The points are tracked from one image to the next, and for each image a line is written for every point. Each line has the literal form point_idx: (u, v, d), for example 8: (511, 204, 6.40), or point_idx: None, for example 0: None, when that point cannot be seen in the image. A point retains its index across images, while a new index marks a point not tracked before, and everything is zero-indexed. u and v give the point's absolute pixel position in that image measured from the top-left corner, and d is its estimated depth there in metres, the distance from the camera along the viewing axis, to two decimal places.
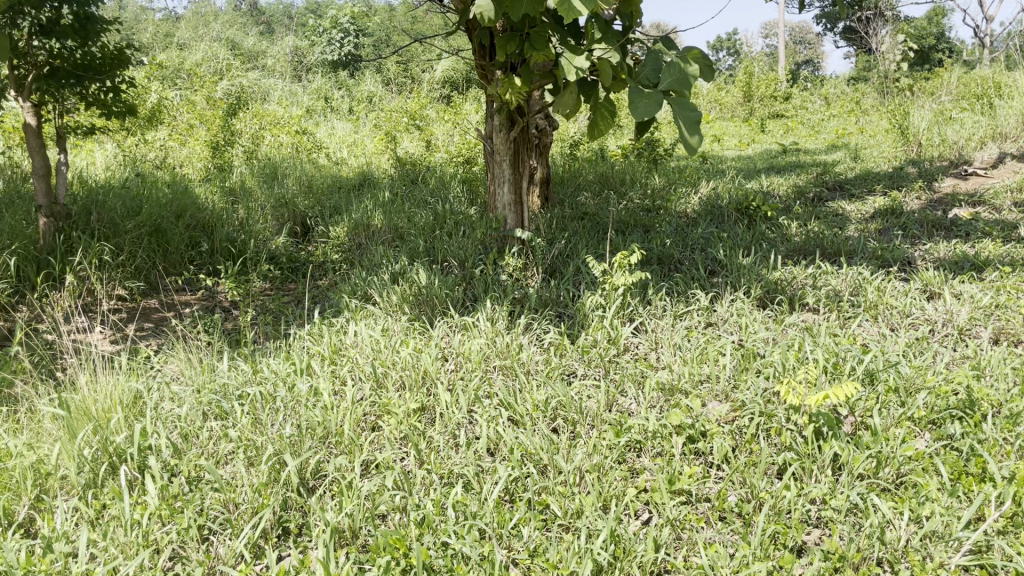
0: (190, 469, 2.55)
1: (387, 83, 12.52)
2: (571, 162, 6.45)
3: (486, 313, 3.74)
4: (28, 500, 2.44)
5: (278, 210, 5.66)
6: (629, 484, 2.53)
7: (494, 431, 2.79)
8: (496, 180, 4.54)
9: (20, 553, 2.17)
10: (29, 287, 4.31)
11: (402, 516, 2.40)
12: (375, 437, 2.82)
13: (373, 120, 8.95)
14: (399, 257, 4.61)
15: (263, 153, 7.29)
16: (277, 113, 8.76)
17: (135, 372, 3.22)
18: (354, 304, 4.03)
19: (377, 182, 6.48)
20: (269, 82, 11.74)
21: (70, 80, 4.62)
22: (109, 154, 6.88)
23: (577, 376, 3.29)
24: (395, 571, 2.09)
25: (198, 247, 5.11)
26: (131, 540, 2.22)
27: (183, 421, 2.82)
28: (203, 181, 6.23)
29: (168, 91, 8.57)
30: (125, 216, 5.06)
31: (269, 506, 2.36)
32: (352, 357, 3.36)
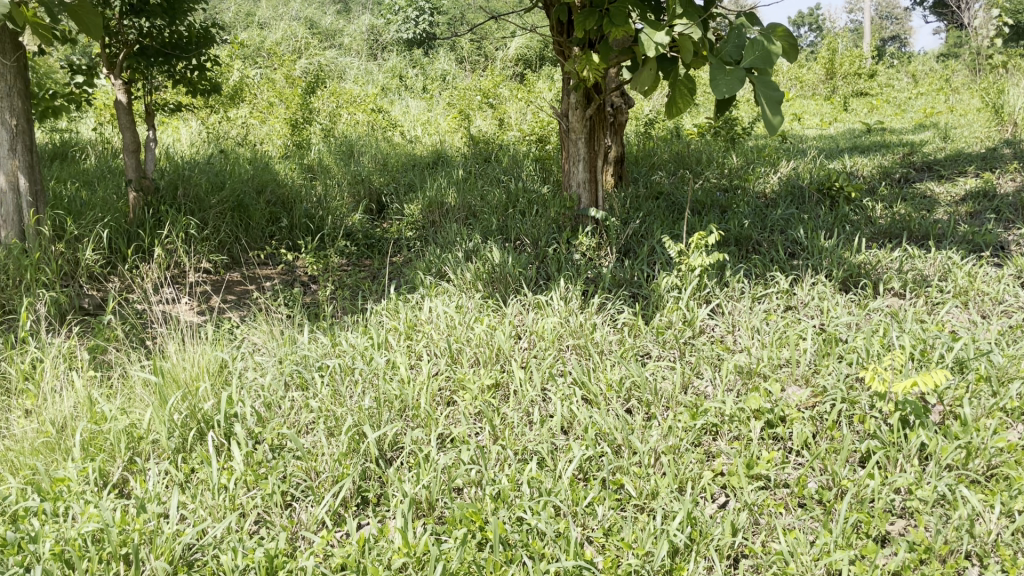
0: (273, 438, 2.64)
1: (461, 61, 12.54)
2: (647, 141, 6.36)
3: (560, 293, 3.72)
4: (122, 462, 2.55)
5: (354, 186, 5.75)
6: (705, 467, 2.50)
7: (568, 409, 2.79)
8: (571, 158, 4.52)
9: (116, 512, 2.27)
10: (120, 258, 4.49)
11: (477, 490, 2.43)
12: (450, 412, 2.86)
13: (447, 99, 8.97)
14: (473, 235, 4.64)
15: (340, 132, 7.40)
16: (354, 91, 8.89)
17: (221, 342, 3.33)
18: (429, 281, 4.06)
19: (451, 160, 6.52)
20: (346, 61, 11.89)
21: (159, 58, 4.79)
22: (194, 131, 7.11)
23: (652, 357, 3.25)
24: (472, 544, 2.12)
25: (278, 223, 5.24)
26: (219, 504, 2.31)
27: (267, 391, 2.91)
28: (282, 158, 6.36)
29: (250, 69, 8.78)
30: (209, 190, 5.24)
31: (349, 476, 2.41)
32: (427, 332, 3.40)
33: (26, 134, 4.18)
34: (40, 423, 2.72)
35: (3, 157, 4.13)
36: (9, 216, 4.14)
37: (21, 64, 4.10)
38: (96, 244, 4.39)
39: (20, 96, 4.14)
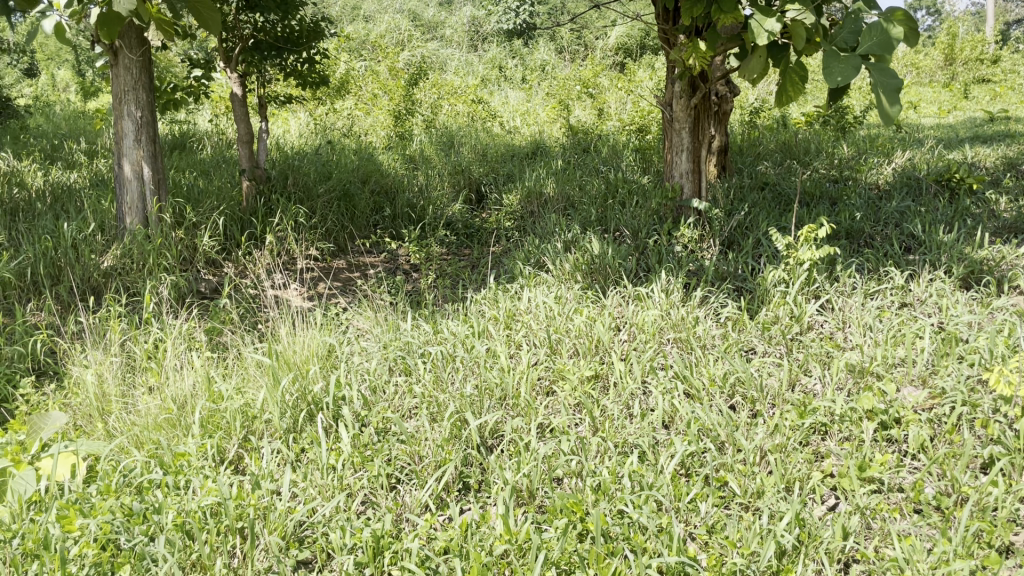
0: (379, 422, 2.72)
1: (562, 51, 12.54)
2: (751, 131, 6.20)
3: (661, 285, 3.67)
4: (238, 439, 2.67)
5: (454, 176, 5.83)
6: (814, 467, 2.43)
7: (669, 403, 2.76)
8: (674, 148, 4.46)
9: (233, 487, 2.38)
10: (234, 244, 4.69)
11: (578, 481, 2.42)
12: (550, 402, 2.87)
13: (546, 89, 8.96)
14: (572, 226, 4.62)
15: (440, 122, 7.49)
16: (455, 82, 9.00)
17: (328, 327, 3.45)
18: (528, 271, 4.07)
19: (550, 150, 6.52)
20: (447, 52, 12.02)
21: (271, 52, 4.97)
22: (302, 122, 7.35)
23: (756, 352, 3.17)
24: (573, 534, 2.12)
25: (381, 212, 5.39)
26: (328, 483, 2.39)
27: (372, 375, 2.99)
28: (386, 149, 6.50)
29: (355, 62, 9.00)
30: (317, 180, 5.43)
31: (452, 461, 2.46)
32: (526, 322, 3.42)
33: (150, 125, 4.41)
34: (163, 399, 2.87)
35: (130, 147, 4.38)
36: (134, 203, 4.42)
37: (145, 59, 4.35)
38: (213, 231, 4.61)
39: (145, 88, 4.37)
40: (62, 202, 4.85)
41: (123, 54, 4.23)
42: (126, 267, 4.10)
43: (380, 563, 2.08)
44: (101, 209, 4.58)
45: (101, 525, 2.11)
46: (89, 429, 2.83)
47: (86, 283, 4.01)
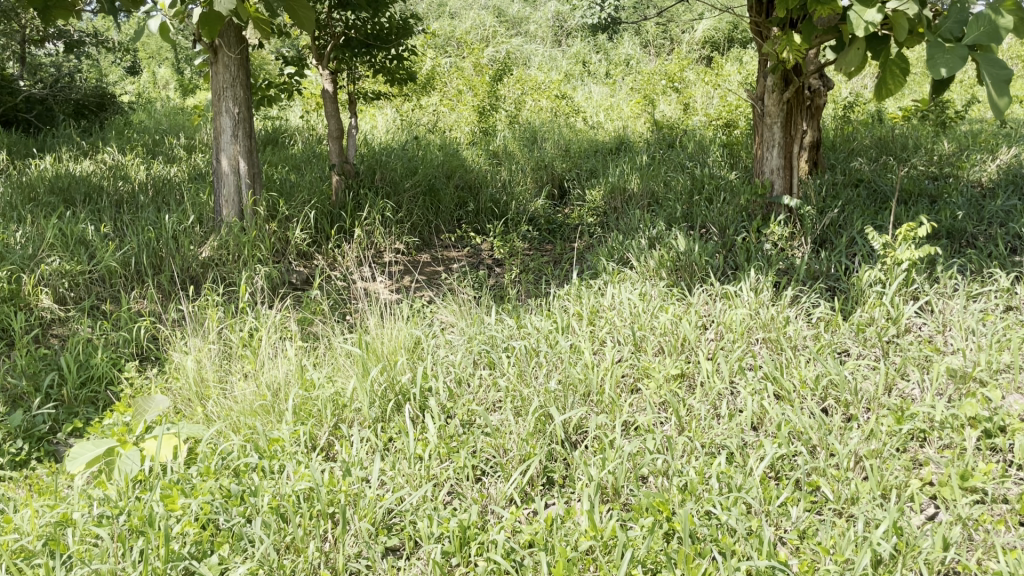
0: (464, 414, 2.75)
1: (646, 46, 12.41)
2: (844, 126, 6.01)
3: (750, 283, 3.59)
4: (329, 427, 2.74)
5: (537, 172, 5.84)
6: (912, 475, 2.34)
7: (758, 404, 2.70)
8: (765, 143, 4.38)
9: (324, 473, 2.46)
10: (324, 237, 4.82)
11: (664, 480, 2.40)
12: (635, 400, 2.85)
13: (630, 84, 8.87)
14: (657, 222, 4.56)
15: (524, 118, 7.52)
16: (539, 77, 9.01)
17: (415, 320, 3.51)
18: (612, 267, 4.03)
19: (634, 145, 6.46)
20: (530, 47, 12.03)
21: (361, 49, 5.07)
22: (389, 118, 7.48)
23: (850, 355, 3.08)
24: (659, 533, 2.10)
25: (465, 207, 5.44)
26: (416, 472, 2.43)
27: (457, 367, 3.03)
28: (470, 145, 6.56)
29: (441, 58, 9.11)
30: (403, 175, 5.53)
31: (537, 456, 2.47)
32: (610, 319, 3.40)
33: (247, 121, 4.56)
34: (258, 386, 2.98)
35: (227, 142, 4.54)
36: (231, 197, 4.58)
37: (243, 56, 4.49)
38: (304, 224, 4.75)
39: (242, 85, 4.52)
40: (163, 195, 5.07)
41: (223, 52, 4.38)
42: (223, 258, 4.26)
43: (466, 553, 2.11)
44: (199, 202, 4.77)
45: (202, 505, 2.21)
46: (189, 413, 2.96)
47: (185, 273, 4.18)
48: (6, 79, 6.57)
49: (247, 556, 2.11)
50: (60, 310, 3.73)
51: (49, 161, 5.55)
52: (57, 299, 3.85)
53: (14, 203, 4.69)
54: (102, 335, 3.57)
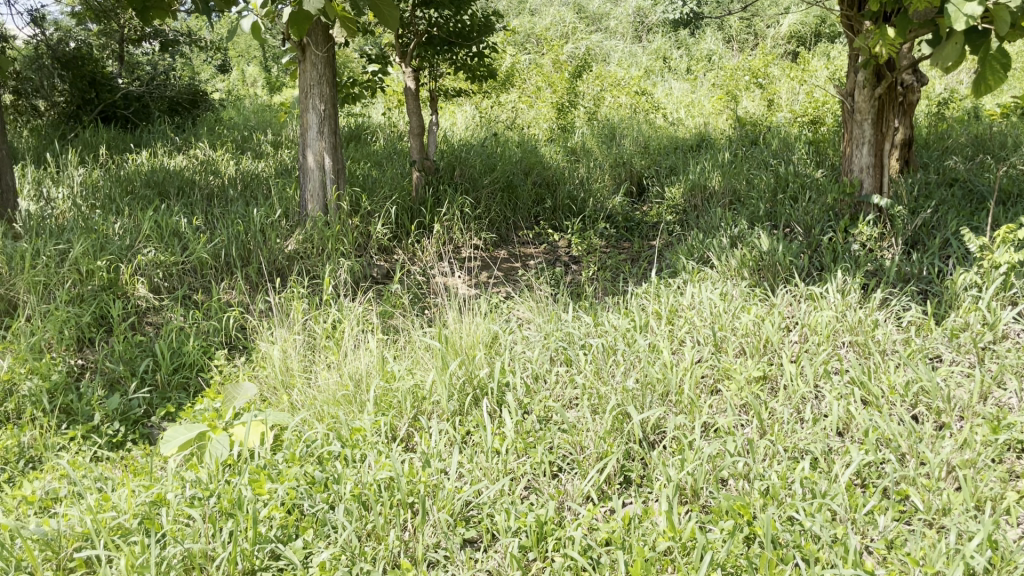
0: (541, 410, 2.77)
1: (729, 41, 12.19)
2: (938, 123, 5.78)
3: (837, 285, 3.49)
4: (409, 418, 2.80)
5: (615, 169, 5.80)
6: (1009, 487, 2.24)
7: (844, 409, 2.63)
8: (854, 140, 4.28)
9: (404, 463, 2.50)
10: (404, 232, 4.91)
11: (745, 484, 2.36)
12: (715, 401, 2.80)
13: (712, 80, 8.72)
14: (739, 221, 4.48)
15: (603, 114, 7.48)
16: (619, 74, 8.94)
17: (492, 315, 3.53)
18: (692, 266, 3.98)
19: (716, 142, 6.35)
20: (610, 43, 11.95)
21: (443, 46, 5.14)
22: (469, 115, 7.55)
23: (943, 361, 2.96)
24: (740, 537, 2.07)
25: (543, 204, 5.45)
26: (493, 466, 2.46)
27: (534, 363, 3.05)
28: (548, 141, 6.56)
29: (521, 55, 9.14)
30: (482, 172, 5.57)
31: (615, 454, 2.46)
32: (689, 318, 3.35)
33: (333, 118, 4.67)
34: (341, 376, 3.05)
35: (314, 138, 4.66)
36: (316, 192, 4.70)
37: (331, 54, 4.60)
38: (386, 219, 4.84)
39: (329, 83, 4.63)
40: (251, 189, 5.23)
41: (311, 51, 4.50)
42: (307, 252, 4.38)
43: (544, 548, 2.13)
44: (285, 197, 4.91)
45: (288, 491, 2.29)
46: (275, 401, 3.06)
47: (272, 265, 4.31)
48: (107, 77, 6.82)
49: (330, 541, 2.17)
50: (155, 299, 3.90)
51: (145, 155, 5.79)
52: (152, 288, 4.02)
53: (113, 196, 4.92)
54: (194, 324, 3.72)
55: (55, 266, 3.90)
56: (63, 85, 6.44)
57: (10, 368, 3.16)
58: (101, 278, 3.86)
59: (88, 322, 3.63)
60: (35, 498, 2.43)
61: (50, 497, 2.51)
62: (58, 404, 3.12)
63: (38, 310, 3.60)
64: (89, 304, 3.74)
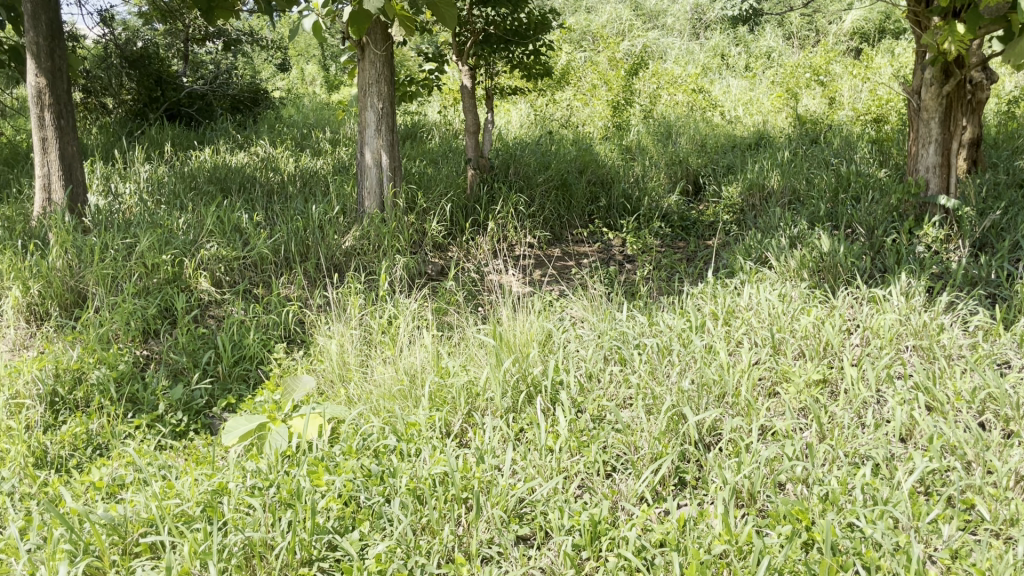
0: (595, 409, 2.76)
1: (789, 38, 11.99)
2: (1009, 122, 5.59)
3: (901, 287, 3.41)
4: (463, 414, 2.82)
5: (671, 167, 5.75)
6: None
7: (907, 414, 2.56)
8: (921, 139, 4.19)
9: (458, 459, 2.52)
10: (459, 230, 4.94)
11: (804, 488, 2.32)
12: (773, 404, 2.76)
13: (771, 78, 8.58)
14: (798, 221, 4.40)
15: (659, 112, 7.42)
16: (676, 71, 8.85)
17: (546, 313, 3.53)
18: (749, 267, 3.92)
19: (774, 141, 6.24)
20: (667, 41, 11.83)
21: (500, 45, 5.14)
22: (523, 112, 7.55)
23: (1012, 367, 2.87)
24: (798, 543, 2.04)
25: (597, 202, 5.43)
26: (547, 464, 2.46)
27: (588, 362, 3.04)
28: (603, 139, 6.53)
29: (577, 53, 9.12)
30: (537, 170, 5.57)
31: (670, 455, 2.44)
32: (747, 319, 3.30)
33: (390, 116, 4.72)
34: (396, 371, 3.09)
35: (371, 136, 4.72)
36: (373, 189, 4.76)
37: (389, 53, 4.64)
38: (441, 217, 4.88)
39: (387, 81, 4.68)
40: (309, 186, 5.32)
41: (369, 49, 4.55)
42: (364, 248, 4.44)
43: (597, 548, 2.12)
44: (343, 194, 4.98)
45: (345, 483, 2.34)
46: (332, 394, 3.11)
47: (330, 261, 4.39)
48: (172, 76, 7.00)
49: (386, 534, 2.20)
50: (217, 293, 4.00)
51: (208, 152, 5.93)
52: (214, 282, 4.12)
53: (177, 192, 5.05)
54: (254, 317, 3.79)
55: (122, 259, 4.02)
56: (130, 84, 6.72)
57: (80, 358, 3.27)
58: (165, 272, 3.97)
59: (153, 314, 3.74)
60: (102, 484, 2.51)
61: (117, 482, 2.59)
62: (125, 393, 3.21)
63: (106, 302, 3.71)
64: (154, 297, 3.85)
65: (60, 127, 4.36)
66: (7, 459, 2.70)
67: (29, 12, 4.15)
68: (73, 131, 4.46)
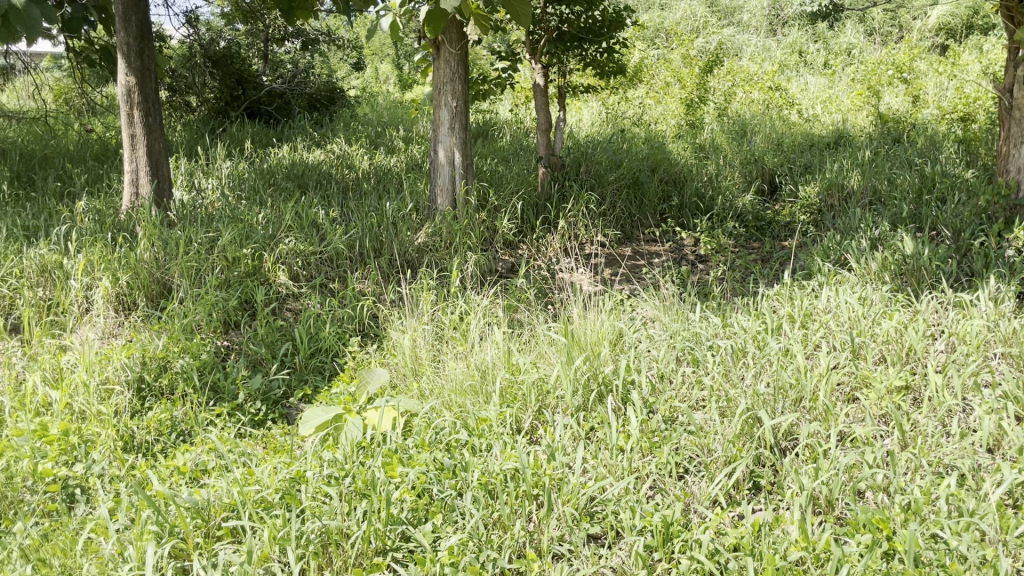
0: (667, 410, 2.73)
1: (870, 34, 11.68)
2: None
3: (990, 292, 3.28)
4: (533, 411, 2.84)
5: (746, 167, 5.65)
6: None
7: (996, 424, 2.47)
8: (1012, 139, 4.04)
9: (529, 455, 2.53)
10: (529, 228, 4.96)
11: (884, 497, 2.26)
12: (852, 410, 2.69)
13: (851, 75, 8.35)
14: (880, 223, 4.28)
15: (733, 110, 7.30)
16: (751, 68, 8.69)
17: (617, 312, 3.51)
18: (828, 269, 3.82)
19: (854, 140, 6.07)
20: (743, 37, 11.63)
21: (574, 42, 5.13)
22: (595, 110, 7.53)
23: None
24: (878, 553, 1.99)
25: (669, 201, 5.38)
26: (619, 464, 2.45)
27: (661, 362, 3.01)
28: (676, 138, 6.46)
29: (650, 50, 9.04)
30: (608, 168, 5.55)
31: (744, 458, 2.41)
32: (825, 322, 3.23)
33: (463, 114, 4.76)
34: (468, 366, 3.12)
35: (445, 134, 4.78)
36: (445, 186, 4.81)
37: (464, 51, 4.68)
38: (512, 214, 4.90)
39: (461, 80, 4.72)
40: (383, 183, 5.41)
41: (445, 48, 4.59)
42: (436, 245, 4.50)
43: (670, 549, 2.11)
44: (416, 190, 5.04)
45: (419, 475, 2.38)
46: (404, 387, 3.16)
47: (403, 257, 4.45)
48: (253, 75, 7.21)
49: (458, 527, 2.23)
50: (294, 286, 4.10)
51: (286, 149, 6.08)
52: (291, 276, 4.23)
53: (257, 187, 5.20)
54: (330, 311, 3.88)
55: (205, 252, 4.16)
56: (212, 83, 6.97)
57: (166, 347, 3.40)
58: (246, 265, 4.09)
59: (234, 306, 3.86)
60: (187, 470, 2.61)
61: (200, 467, 2.68)
62: (207, 381, 3.32)
63: (190, 293, 3.85)
64: (236, 289, 3.97)
65: (148, 125, 4.54)
66: (98, 443, 2.81)
67: (121, 14, 4.32)
68: (161, 129, 4.64)
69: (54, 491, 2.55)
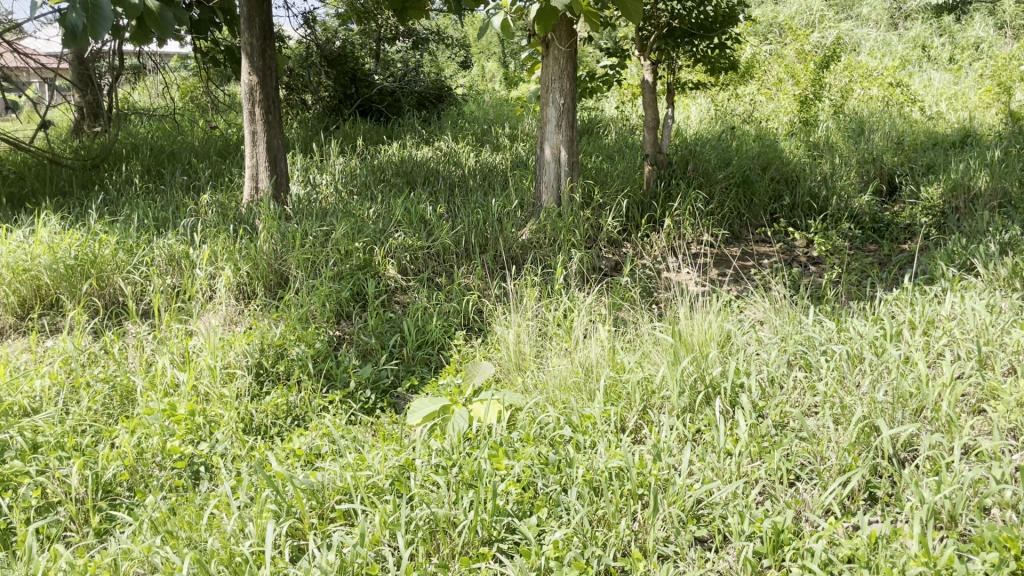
0: (778, 414, 2.67)
1: (1001, 28, 11.07)
2: None
3: None
4: (638, 411, 2.82)
5: (863, 166, 5.45)
6: None
7: None
8: None
9: (634, 454, 2.53)
10: (635, 226, 4.92)
11: (1013, 515, 2.14)
12: (978, 422, 2.57)
13: (980, 70, 7.93)
14: (1011, 227, 4.05)
15: (850, 107, 7.05)
16: (870, 64, 8.36)
17: (725, 313, 3.45)
18: (952, 273, 3.65)
19: (982, 139, 5.77)
20: (861, 31, 11.21)
21: (684, 39, 5.06)
22: (703, 108, 7.41)
23: None
24: (1006, 572, 1.89)
25: (780, 201, 5.24)
26: (726, 467, 2.41)
27: (771, 366, 2.94)
28: (788, 136, 6.28)
29: (763, 46, 8.83)
30: (717, 166, 5.45)
31: (860, 468, 2.33)
32: (949, 329, 3.09)
33: (571, 112, 4.77)
34: (572, 363, 3.13)
35: (552, 132, 4.79)
36: (551, 183, 4.83)
37: (573, 48, 4.68)
38: (618, 212, 4.88)
39: (569, 77, 4.73)
40: (489, 179, 5.48)
41: (554, 45, 4.61)
42: (541, 241, 4.53)
43: (780, 556, 2.07)
44: (522, 187, 5.08)
45: (524, 469, 2.41)
46: (509, 381, 3.20)
47: (509, 253, 4.51)
48: (366, 74, 7.41)
49: (563, 522, 2.25)
50: (403, 280, 4.21)
51: (396, 146, 6.24)
52: (401, 269, 4.35)
53: (368, 183, 5.36)
54: (437, 304, 3.97)
55: (320, 245, 4.32)
56: (327, 81, 7.13)
57: (283, 334, 3.55)
58: (358, 258, 4.23)
59: (347, 297, 3.99)
60: (302, 453, 2.72)
61: (314, 451, 2.79)
62: (321, 369, 3.45)
63: (306, 284, 4.00)
64: (348, 281, 4.11)
65: (268, 121, 4.73)
66: (221, 424, 2.97)
67: (246, 15, 4.52)
68: (280, 125, 4.83)
69: (181, 468, 2.71)
